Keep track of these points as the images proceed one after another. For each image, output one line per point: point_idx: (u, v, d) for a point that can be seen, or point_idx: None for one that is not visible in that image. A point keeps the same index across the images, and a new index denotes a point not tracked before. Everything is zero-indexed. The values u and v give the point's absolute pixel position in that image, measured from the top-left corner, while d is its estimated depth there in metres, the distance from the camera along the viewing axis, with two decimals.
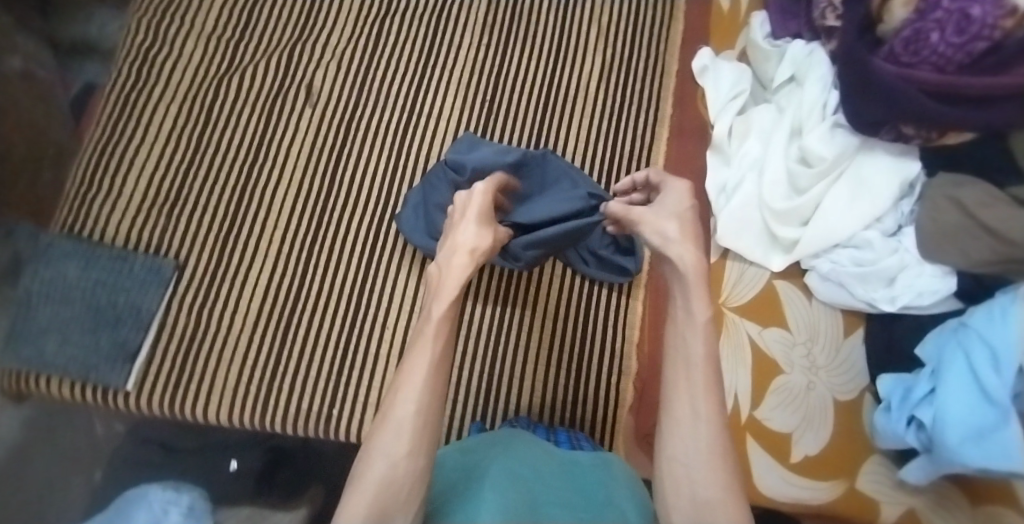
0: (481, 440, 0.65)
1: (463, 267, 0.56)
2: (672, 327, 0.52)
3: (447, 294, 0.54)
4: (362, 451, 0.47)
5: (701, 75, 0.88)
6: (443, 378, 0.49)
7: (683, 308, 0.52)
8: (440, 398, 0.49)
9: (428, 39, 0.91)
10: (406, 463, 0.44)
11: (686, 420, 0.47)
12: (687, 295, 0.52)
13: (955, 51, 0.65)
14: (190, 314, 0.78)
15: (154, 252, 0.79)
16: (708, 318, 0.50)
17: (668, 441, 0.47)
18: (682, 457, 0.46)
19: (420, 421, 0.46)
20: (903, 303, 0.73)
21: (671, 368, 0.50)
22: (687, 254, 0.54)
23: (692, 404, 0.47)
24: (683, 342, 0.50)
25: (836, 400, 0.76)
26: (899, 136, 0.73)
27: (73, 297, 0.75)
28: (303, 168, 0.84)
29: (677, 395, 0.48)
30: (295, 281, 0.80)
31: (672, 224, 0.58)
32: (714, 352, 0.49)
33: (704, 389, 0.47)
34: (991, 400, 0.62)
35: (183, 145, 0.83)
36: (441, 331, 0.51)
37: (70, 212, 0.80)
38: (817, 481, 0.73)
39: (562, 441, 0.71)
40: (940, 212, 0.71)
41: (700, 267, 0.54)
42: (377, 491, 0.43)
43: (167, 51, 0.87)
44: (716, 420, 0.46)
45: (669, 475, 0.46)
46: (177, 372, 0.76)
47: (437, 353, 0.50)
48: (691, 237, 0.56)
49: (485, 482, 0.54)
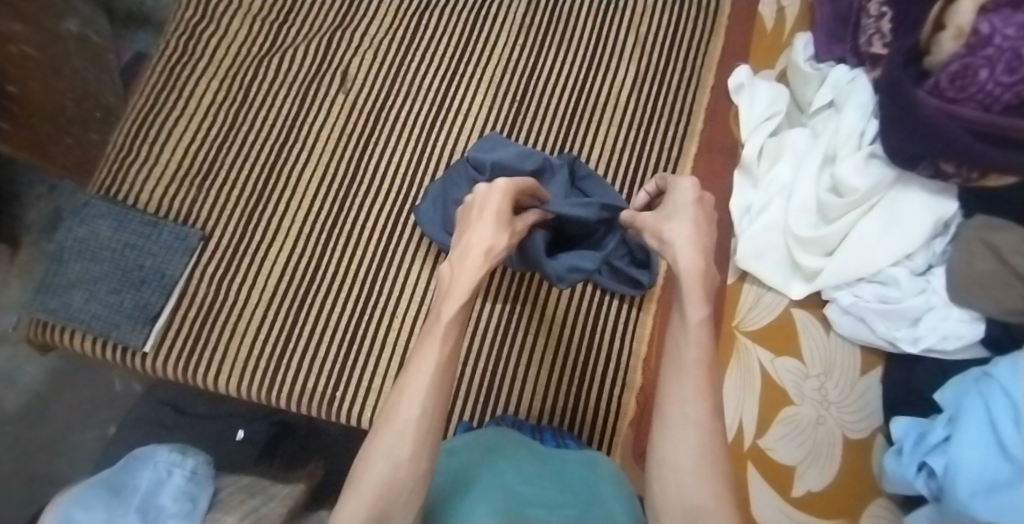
0: (471, 440, 0.65)
1: (477, 268, 0.57)
2: (669, 330, 0.55)
3: (459, 293, 0.55)
4: (365, 446, 0.49)
5: (737, 92, 0.86)
6: (449, 377, 0.52)
7: (679, 313, 0.55)
8: (445, 400, 0.51)
9: (466, 33, 0.91)
10: (408, 466, 0.47)
11: (676, 426, 0.49)
12: (682, 300, 0.55)
13: (1004, 91, 0.63)
14: (210, 285, 0.80)
15: (182, 221, 0.82)
16: (703, 323, 0.53)
17: (659, 443, 0.50)
18: (671, 462, 0.48)
19: (423, 421, 0.49)
20: (925, 345, 0.71)
21: (665, 371, 0.53)
22: (684, 256, 0.57)
23: (682, 410, 0.50)
24: (676, 345, 0.53)
25: (845, 438, 0.74)
26: (938, 172, 0.70)
27: (103, 258, 0.78)
28: (331, 151, 0.86)
29: (669, 399, 0.51)
30: (313, 260, 0.82)
31: (674, 225, 0.60)
32: (707, 356, 0.52)
33: (695, 395, 0.50)
34: (1007, 456, 0.60)
35: (221, 120, 0.86)
36: (450, 331, 0.53)
37: (108, 175, 0.83)
38: (818, 518, 0.71)
39: (549, 439, 0.72)
40: (975, 257, 0.69)
41: (697, 271, 0.56)
42: (380, 491, 0.45)
43: (214, 27, 0.89)
44: (706, 426, 0.49)
45: (658, 478, 0.49)
46: (193, 338, 0.78)
47: (443, 355, 0.52)
48: (698, 238, 0.59)
49: (477, 485, 0.57)
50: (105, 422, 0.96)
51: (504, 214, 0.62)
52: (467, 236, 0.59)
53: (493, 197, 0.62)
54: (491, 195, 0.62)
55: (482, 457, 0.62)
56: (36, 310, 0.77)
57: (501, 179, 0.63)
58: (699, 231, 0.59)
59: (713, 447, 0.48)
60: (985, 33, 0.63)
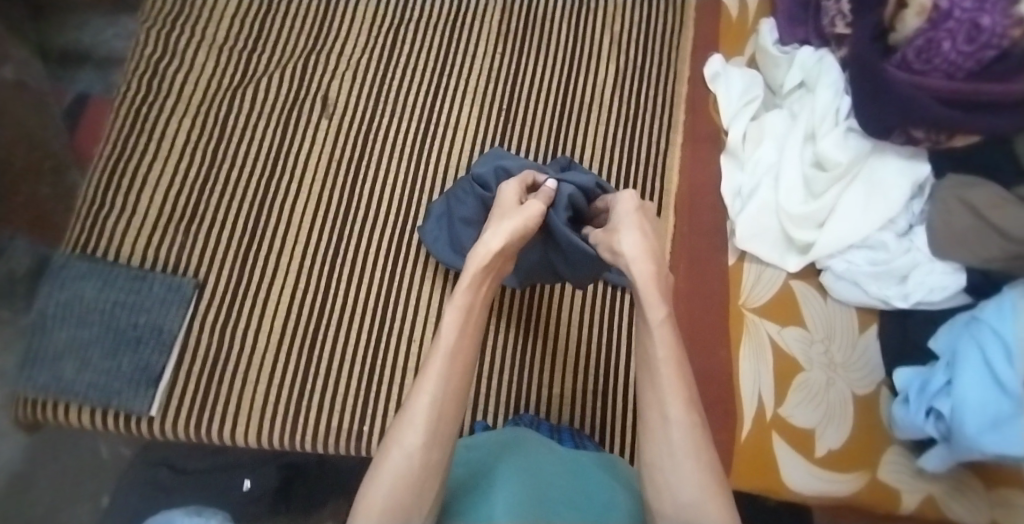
0: (488, 440, 0.66)
1: (492, 243, 0.60)
2: (637, 334, 0.58)
3: (467, 277, 0.58)
4: (382, 448, 0.51)
5: (713, 81, 0.90)
6: (463, 368, 0.54)
7: (641, 317, 0.57)
8: (458, 391, 0.53)
9: (443, 48, 0.91)
10: (420, 455, 0.48)
11: (660, 425, 0.52)
12: (639, 305, 0.57)
13: (965, 59, 0.69)
14: (213, 335, 0.76)
15: (172, 270, 0.77)
16: (664, 321, 0.55)
17: (650, 446, 0.52)
18: (659, 459, 0.51)
19: (433, 414, 0.51)
20: (916, 300, 0.76)
21: (643, 372, 0.56)
22: (636, 263, 0.58)
23: (663, 407, 0.52)
24: (646, 347, 0.56)
25: (855, 395, 0.79)
26: (909, 139, 0.76)
27: (90, 322, 0.73)
28: (321, 180, 0.83)
29: (650, 401, 0.53)
30: (320, 296, 0.79)
31: (628, 236, 0.60)
32: (675, 354, 0.54)
33: (670, 393, 0.52)
34: (1006, 391, 0.65)
35: (198, 159, 0.81)
36: (460, 317, 0.56)
37: (82, 231, 0.77)
38: (842, 474, 0.75)
39: (566, 439, 0.73)
40: (951, 215, 0.74)
41: (653, 273, 0.58)
42: (394, 482, 0.47)
43: (177, 62, 0.85)
44: (689, 421, 0.51)
45: (652, 482, 0.51)
46: (201, 394, 0.74)
47: (457, 341, 0.55)
48: (649, 247, 0.59)
49: (493, 477, 0.58)
50: (95, 493, 0.88)
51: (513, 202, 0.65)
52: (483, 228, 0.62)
53: (507, 195, 0.67)
54: (506, 193, 0.67)
55: (501, 457, 0.61)
56: (22, 386, 0.71)
57: (507, 179, 0.69)
58: (648, 240, 0.60)
59: (699, 442, 0.50)
60: (944, 8, 0.69)
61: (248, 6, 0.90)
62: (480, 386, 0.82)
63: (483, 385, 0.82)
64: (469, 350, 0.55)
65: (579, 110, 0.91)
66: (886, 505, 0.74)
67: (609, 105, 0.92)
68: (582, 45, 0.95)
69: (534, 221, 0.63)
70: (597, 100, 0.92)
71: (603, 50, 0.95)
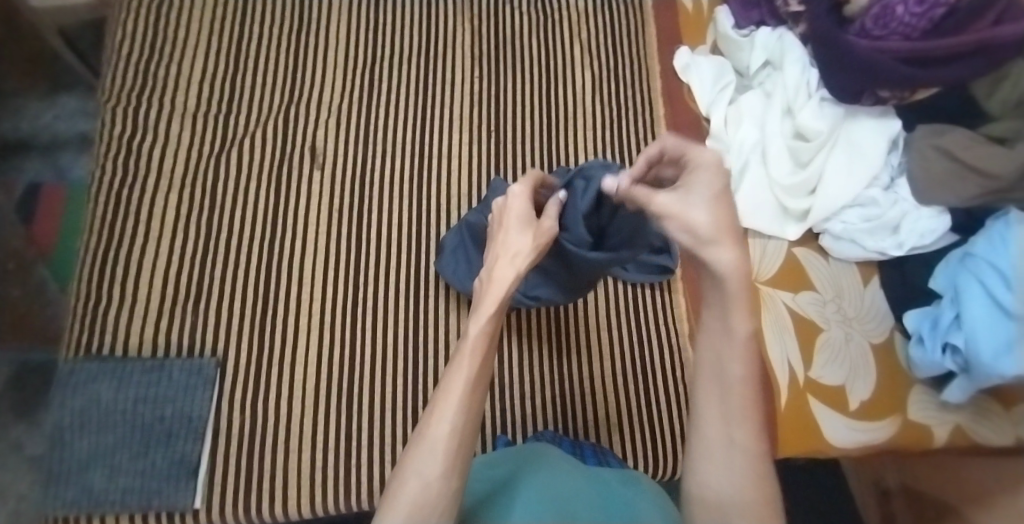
0: (512, 453, 0.65)
1: (506, 276, 0.51)
2: (703, 332, 0.43)
3: (489, 301, 0.49)
4: (397, 465, 0.43)
5: (684, 72, 0.94)
6: (482, 395, 0.46)
7: (718, 316, 0.41)
8: (478, 417, 0.45)
9: (418, 82, 0.93)
10: (438, 484, 0.41)
11: (720, 452, 0.40)
12: (722, 303, 0.41)
13: (919, 19, 0.74)
14: (245, 412, 0.74)
15: (189, 353, 0.75)
16: (750, 331, 0.40)
17: (701, 470, 0.40)
18: (715, 493, 0.39)
19: (454, 443, 0.42)
20: (910, 246, 0.79)
21: (699, 373, 0.42)
22: (719, 254, 0.40)
23: (727, 433, 0.40)
24: (713, 356, 0.41)
25: (872, 344, 0.80)
26: (877, 100, 0.80)
27: (112, 424, 0.70)
28: (325, 232, 0.83)
29: (713, 419, 0.40)
30: (347, 349, 0.77)
31: (700, 214, 0.41)
32: (755, 372, 0.40)
33: (741, 418, 0.39)
34: (1010, 315, 0.66)
35: (194, 233, 0.80)
36: (482, 343, 0.47)
37: (81, 332, 0.73)
38: (875, 423, 0.77)
39: (590, 455, 0.72)
40: (929, 161, 0.78)
41: (742, 266, 0.40)
42: (412, 508, 0.39)
43: (149, 138, 0.84)
44: (757, 451, 0.39)
45: (698, 515, 0.40)
46: (244, 474, 0.71)
47: (481, 364, 0.46)
48: (729, 230, 0.41)
49: (516, 497, 0.54)
50: None
51: (526, 219, 0.57)
52: (494, 243, 0.54)
53: (515, 203, 0.58)
54: (513, 200, 0.58)
55: (524, 467, 0.60)
56: (49, 506, 0.67)
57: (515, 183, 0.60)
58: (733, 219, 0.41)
59: (763, 473, 0.39)
60: None
61: (214, 70, 0.89)
62: (522, 407, 0.81)
63: (525, 407, 0.81)
64: (489, 375, 0.47)
65: (560, 122, 0.94)
66: (919, 443, 0.76)
67: (586, 112, 0.95)
68: (549, 58, 0.98)
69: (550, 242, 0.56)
70: (575, 109, 0.95)
71: (570, 60, 0.99)
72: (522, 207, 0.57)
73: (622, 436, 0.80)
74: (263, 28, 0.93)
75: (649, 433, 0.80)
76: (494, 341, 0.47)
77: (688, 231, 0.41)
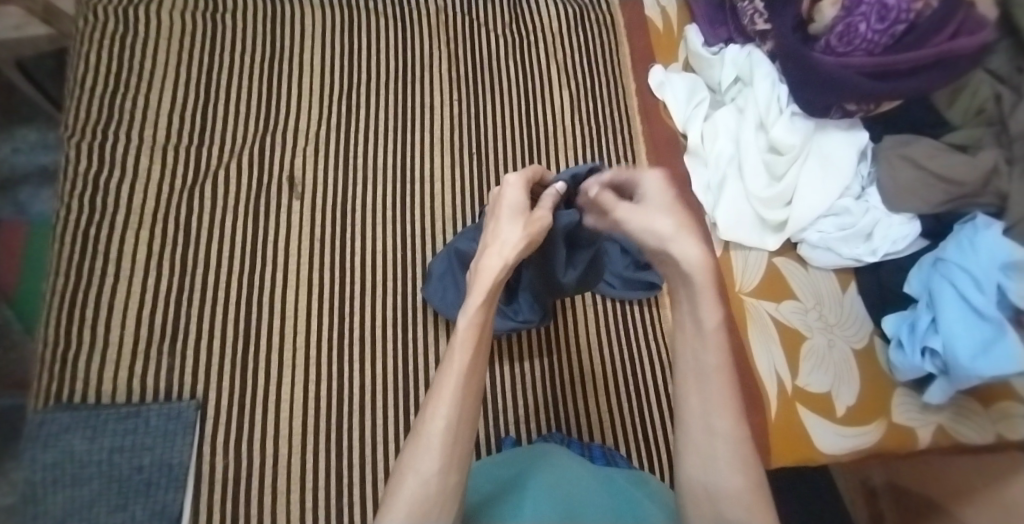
0: (518, 454, 0.65)
1: (494, 263, 0.50)
2: (679, 332, 0.46)
3: (476, 291, 0.49)
4: (396, 462, 0.44)
5: (659, 89, 0.95)
6: (477, 386, 0.46)
7: (690, 314, 0.45)
8: (473, 408, 0.46)
9: (394, 107, 0.93)
10: (438, 481, 0.42)
11: (705, 441, 0.43)
12: (693, 300, 0.44)
13: (881, 36, 0.72)
14: (229, 455, 0.71)
15: (167, 397, 0.72)
16: (721, 323, 0.43)
17: (693, 459, 0.44)
18: (704, 480, 0.43)
19: (451, 437, 0.43)
20: (884, 253, 0.77)
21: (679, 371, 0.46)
22: (687, 253, 0.43)
23: (709, 424, 0.43)
24: (691, 349, 0.45)
25: (855, 350, 0.78)
26: (844, 113, 0.79)
27: (87, 477, 0.67)
28: (308, 263, 0.81)
29: (696, 412, 0.44)
30: (334, 382, 0.75)
31: (665, 219, 0.45)
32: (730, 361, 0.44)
33: (721, 407, 0.43)
34: (983, 316, 0.65)
35: (169, 270, 0.78)
36: (472, 335, 0.47)
37: (51, 380, 0.70)
38: (863, 426, 0.74)
39: (597, 457, 0.72)
40: (897, 171, 0.76)
41: (709, 262, 0.43)
42: (410, 506, 0.41)
43: (118, 173, 0.81)
44: (739, 437, 0.42)
45: (692, 498, 0.44)
46: (230, 522, 0.68)
47: (472, 359, 0.46)
48: (692, 229, 0.44)
49: (526, 495, 0.54)
50: None
51: (521, 205, 0.54)
52: (484, 232, 0.53)
53: (508, 191, 0.55)
54: (506, 190, 0.55)
55: (538, 464, 0.60)
56: None
57: (512, 173, 0.57)
58: (693, 222, 0.45)
59: (748, 459, 0.42)
60: None
61: (185, 101, 0.87)
62: (516, 430, 0.80)
63: (513, 431, 0.79)
64: (482, 370, 0.47)
65: (539, 142, 0.95)
66: (905, 446, 0.73)
67: (568, 131, 0.97)
68: (525, 79, 0.99)
69: (544, 233, 0.54)
70: (556, 128, 0.97)
71: (547, 80, 1.00)
72: (514, 197, 0.55)
73: (616, 446, 0.80)
74: (234, 58, 0.91)
75: (643, 446, 0.80)
76: (484, 335, 0.47)
77: (659, 235, 0.44)
